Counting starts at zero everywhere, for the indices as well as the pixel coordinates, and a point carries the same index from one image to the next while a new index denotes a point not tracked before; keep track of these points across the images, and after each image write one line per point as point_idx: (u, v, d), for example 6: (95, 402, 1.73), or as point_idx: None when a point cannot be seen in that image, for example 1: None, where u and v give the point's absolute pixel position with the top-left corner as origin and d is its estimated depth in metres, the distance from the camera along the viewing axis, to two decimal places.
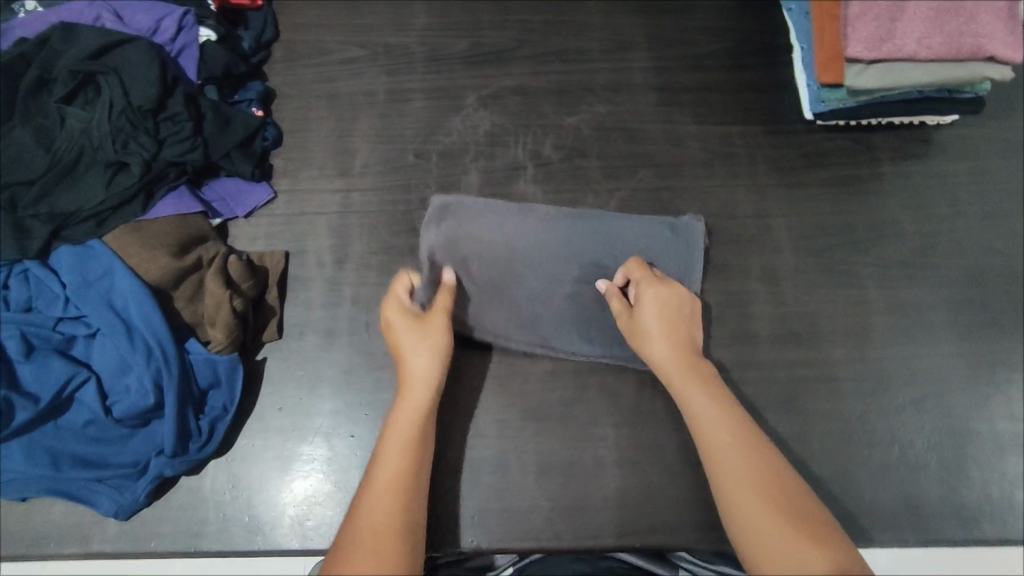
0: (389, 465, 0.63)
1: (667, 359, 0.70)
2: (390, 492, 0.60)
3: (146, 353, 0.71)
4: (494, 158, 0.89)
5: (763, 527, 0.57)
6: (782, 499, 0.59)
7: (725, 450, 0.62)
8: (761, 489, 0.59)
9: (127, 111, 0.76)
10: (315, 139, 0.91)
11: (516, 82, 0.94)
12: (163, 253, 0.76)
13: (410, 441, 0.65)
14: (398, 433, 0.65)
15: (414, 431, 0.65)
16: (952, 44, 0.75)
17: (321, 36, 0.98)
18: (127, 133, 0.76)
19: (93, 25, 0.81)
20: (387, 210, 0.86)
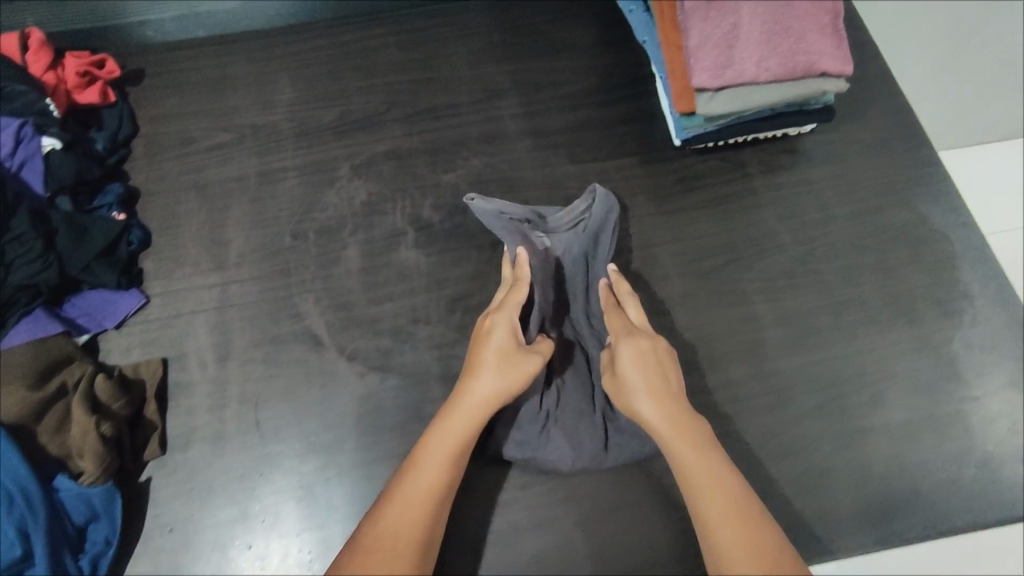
0: (433, 472, 0.62)
1: (654, 417, 0.65)
2: (420, 516, 0.60)
3: (7, 501, 0.65)
4: (374, 227, 0.87)
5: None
6: (766, 549, 0.56)
7: (711, 522, 0.58)
8: (740, 549, 0.56)
9: None
10: (185, 233, 0.87)
11: (389, 147, 0.93)
12: (19, 386, 0.71)
13: (460, 452, 0.64)
14: (450, 435, 0.64)
15: (465, 443, 0.65)
16: (787, 63, 0.78)
17: (183, 124, 0.95)
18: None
19: None
20: (267, 298, 0.83)
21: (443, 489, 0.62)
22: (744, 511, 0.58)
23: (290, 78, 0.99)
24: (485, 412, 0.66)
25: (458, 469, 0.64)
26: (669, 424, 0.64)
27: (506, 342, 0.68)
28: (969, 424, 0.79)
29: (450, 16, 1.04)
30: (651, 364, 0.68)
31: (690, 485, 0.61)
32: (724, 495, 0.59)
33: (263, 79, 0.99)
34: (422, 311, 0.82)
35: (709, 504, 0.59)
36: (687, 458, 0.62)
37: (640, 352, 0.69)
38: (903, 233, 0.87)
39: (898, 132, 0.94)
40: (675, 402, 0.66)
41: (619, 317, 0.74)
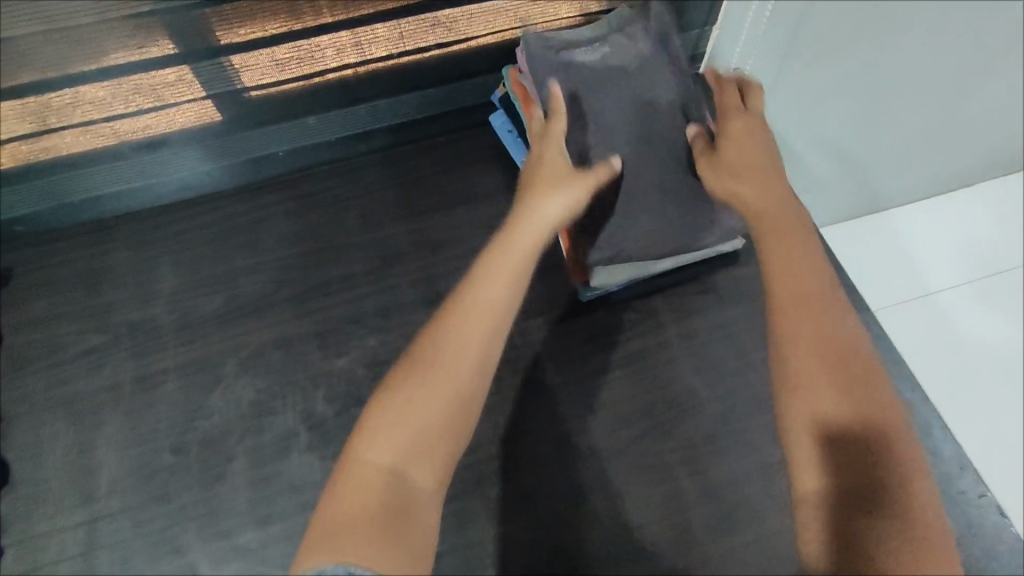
0: (476, 334, 0.59)
1: (749, 197, 0.68)
2: (478, 344, 0.58)
3: None
4: (261, 432, 0.79)
5: (798, 331, 0.59)
6: (827, 328, 0.59)
7: (789, 293, 0.61)
8: (817, 333, 0.59)
9: None
10: (49, 461, 0.78)
11: (278, 334, 0.87)
12: None
13: (514, 279, 0.62)
14: (498, 286, 0.61)
15: (517, 276, 0.63)
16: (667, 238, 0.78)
17: (52, 328, 0.88)
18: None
19: None
20: (142, 533, 0.74)
21: (501, 307, 0.60)
22: (833, 316, 0.60)
23: (172, 262, 0.93)
24: (531, 250, 0.65)
25: (515, 302, 0.62)
26: (762, 214, 0.67)
27: (558, 186, 0.69)
28: None
29: (341, 178, 1.00)
30: (745, 163, 0.71)
31: (797, 276, 0.62)
32: (802, 303, 0.60)
33: (143, 266, 0.93)
34: None
35: (785, 284, 0.61)
36: (800, 252, 0.64)
37: (737, 142, 0.72)
38: None
39: None
40: (773, 194, 0.68)
41: (737, 117, 0.74)
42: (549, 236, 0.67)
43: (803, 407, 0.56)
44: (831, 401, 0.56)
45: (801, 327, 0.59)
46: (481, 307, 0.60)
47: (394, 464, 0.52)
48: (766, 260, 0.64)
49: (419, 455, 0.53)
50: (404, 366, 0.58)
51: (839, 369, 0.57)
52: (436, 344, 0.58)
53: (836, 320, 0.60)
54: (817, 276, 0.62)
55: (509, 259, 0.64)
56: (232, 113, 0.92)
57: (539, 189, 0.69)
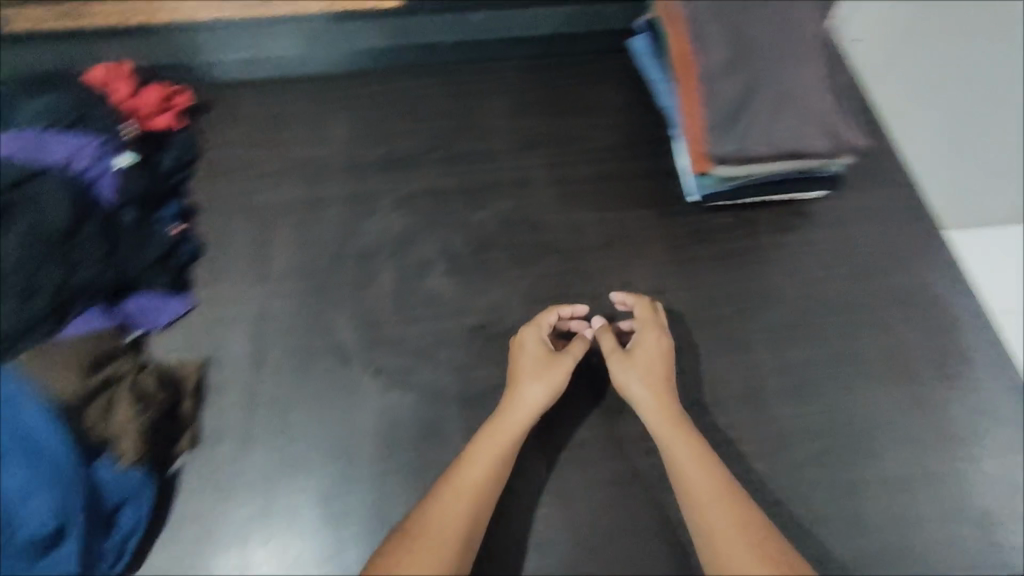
0: (469, 480, 0.72)
1: (650, 415, 0.78)
2: (456, 521, 0.68)
3: (52, 476, 0.71)
4: (406, 256, 0.95)
5: (736, 549, 0.66)
6: (766, 550, 0.66)
7: (704, 504, 0.70)
8: (752, 548, 0.66)
9: (37, 238, 0.80)
10: (235, 248, 0.96)
11: (426, 185, 1.02)
12: (72, 374, 0.77)
13: (494, 466, 0.73)
14: (479, 466, 0.73)
15: (496, 461, 0.73)
16: (790, 146, 0.86)
17: (241, 151, 1.05)
18: (45, 262, 0.80)
19: (6, 159, 0.85)
20: (305, 312, 0.89)
21: (473, 489, 0.71)
22: (751, 523, 0.68)
23: (340, 118, 1.09)
24: (513, 433, 0.76)
25: (495, 482, 0.73)
26: (673, 442, 0.75)
27: (534, 373, 0.80)
28: (965, 481, 0.82)
29: (488, 74, 1.14)
30: (663, 370, 0.81)
31: (690, 487, 0.72)
32: (714, 499, 0.70)
33: (319, 116, 1.09)
34: (446, 333, 0.88)
35: (697, 479, 0.72)
36: (690, 467, 0.73)
37: (643, 351, 0.82)
38: (903, 297, 0.93)
39: (901, 204, 1.00)
40: (660, 417, 0.77)
41: (653, 332, 0.84)
42: (531, 418, 0.77)
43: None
44: None
45: (725, 542, 0.67)
46: (466, 468, 0.72)
47: None
48: (680, 491, 0.73)
49: None
50: (398, 531, 0.68)
51: (776, 566, 0.64)
52: (422, 512, 0.69)
53: (732, 536, 0.67)
54: (701, 478, 0.72)
55: (490, 437, 0.75)
56: (414, 2, 1.13)
57: (516, 388, 0.79)
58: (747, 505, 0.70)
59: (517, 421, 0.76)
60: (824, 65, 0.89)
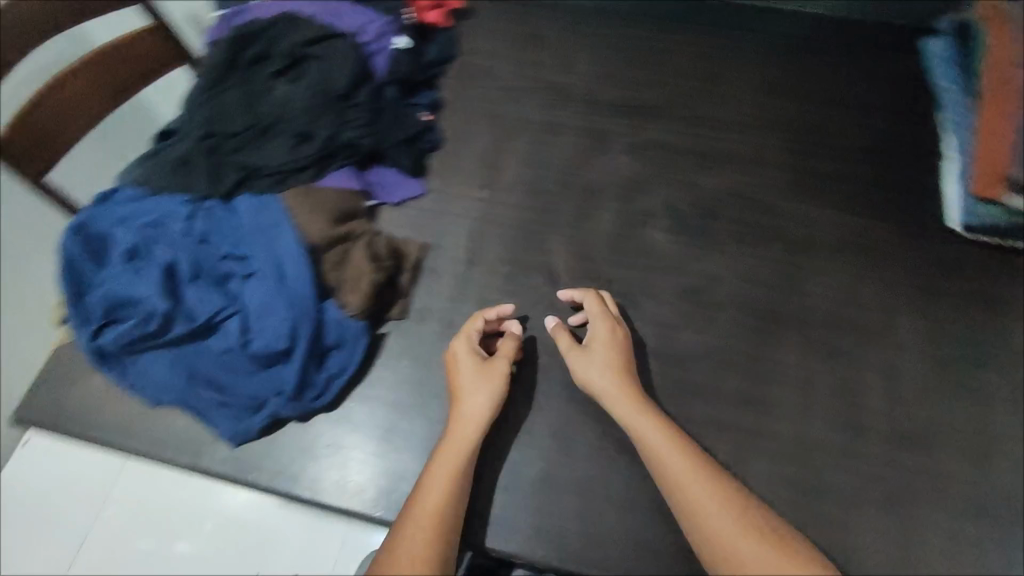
0: (430, 509, 0.69)
1: (639, 425, 0.73)
2: (425, 548, 0.66)
3: (291, 302, 0.79)
4: (631, 202, 0.93)
5: (724, 530, 0.65)
6: (750, 524, 0.65)
7: (678, 474, 0.69)
8: (736, 522, 0.65)
9: (322, 92, 0.88)
10: (470, 150, 0.98)
11: (663, 138, 0.99)
12: (324, 220, 0.83)
13: (458, 485, 0.71)
14: (440, 485, 0.70)
15: (457, 478, 0.71)
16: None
17: (493, 61, 1.07)
18: (321, 114, 0.88)
19: (311, 17, 0.94)
20: (523, 226, 0.91)
21: (441, 511, 0.69)
22: (723, 491, 0.68)
23: (591, 53, 1.08)
24: (463, 455, 0.72)
25: (461, 486, 0.71)
26: (653, 441, 0.71)
27: (473, 386, 0.76)
28: None
29: (750, 42, 1.07)
30: (625, 361, 0.78)
31: (669, 477, 0.69)
32: (690, 482, 0.68)
33: (571, 46, 1.09)
34: (653, 286, 0.87)
35: (674, 463, 0.69)
36: (667, 457, 0.70)
37: (611, 344, 0.78)
38: None
39: None
40: (638, 414, 0.73)
41: (612, 327, 0.79)
42: (482, 427, 0.74)
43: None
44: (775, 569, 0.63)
45: (736, 556, 0.64)
46: (425, 498, 0.70)
47: None
48: (663, 486, 0.70)
49: None
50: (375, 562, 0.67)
51: (763, 539, 0.65)
52: (393, 546, 0.67)
53: (744, 553, 0.64)
54: (693, 484, 0.68)
55: (442, 462, 0.72)
56: None
57: (459, 401, 0.76)
58: (718, 476, 0.69)
59: (461, 445, 0.73)
60: None
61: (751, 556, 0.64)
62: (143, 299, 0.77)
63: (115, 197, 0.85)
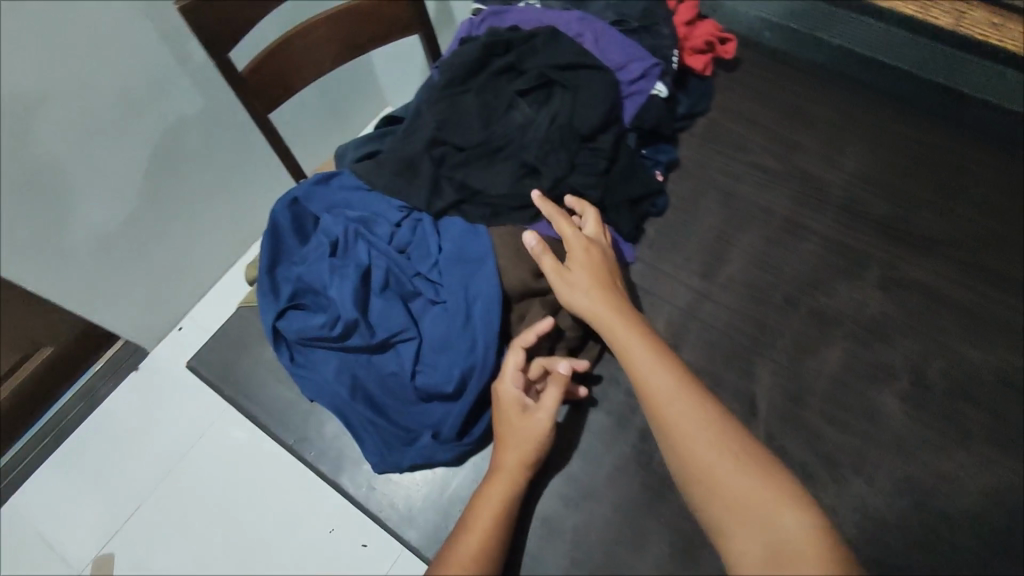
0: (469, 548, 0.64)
1: (620, 340, 0.71)
2: None
3: (471, 346, 0.74)
4: (867, 346, 0.78)
5: (721, 468, 0.61)
6: (743, 462, 0.61)
7: (667, 406, 0.65)
8: (725, 455, 0.62)
9: (564, 127, 0.80)
10: (693, 226, 0.87)
11: (928, 280, 0.82)
12: (527, 268, 0.77)
13: (498, 531, 0.65)
14: (480, 533, 0.65)
15: (497, 527, 0.65)
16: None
17: (745, 129, 0.95)
18: (560, 151, 0.80)
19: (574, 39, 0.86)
20: (730, 335, 0.80)
21: (476, 560, 0.63)
22: (716, 420, 0.64)
23: (863, 151, 0.92)
24: (509, 494, 0.67)
25: (504, 525, 0.66)
26: (635, 361, 0.69)
27: (516, 428, 0.69)
28: None
29: None
30: (603, 273, 0.75)
31: (657, 403, 0.66)
32: (686, 414, 0.64)
33: (843, 136, 0.93)
34: (868, 463, 0.72)
35: (659, 386, 0.67)
36: (653, 380, 0.67)
37: (592, 262, 0.75)
38: None
39: None
40: (626, 338, 0.71)
41: (593, 251, 0.75)
42: (527, 465, 0.69)
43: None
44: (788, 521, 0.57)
45: (734, 492, 0.60)
46: (465, 537, 0.64)
47: None
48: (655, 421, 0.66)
49: None
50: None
51: (760, 475, 0.60)
52: None
53: (747, 489, 0.59)
54: (682, 413, 0.65)
55: (484, 500, 0.67)
56: None
57: (504, 445, 0.70)
58: (703, 398, 0.65)
59: (505, 484, 0.68)
60: None
61: (752, 494, 0.59)
62: (333, 296, 0.75)
63: (337, 179, 0.83)
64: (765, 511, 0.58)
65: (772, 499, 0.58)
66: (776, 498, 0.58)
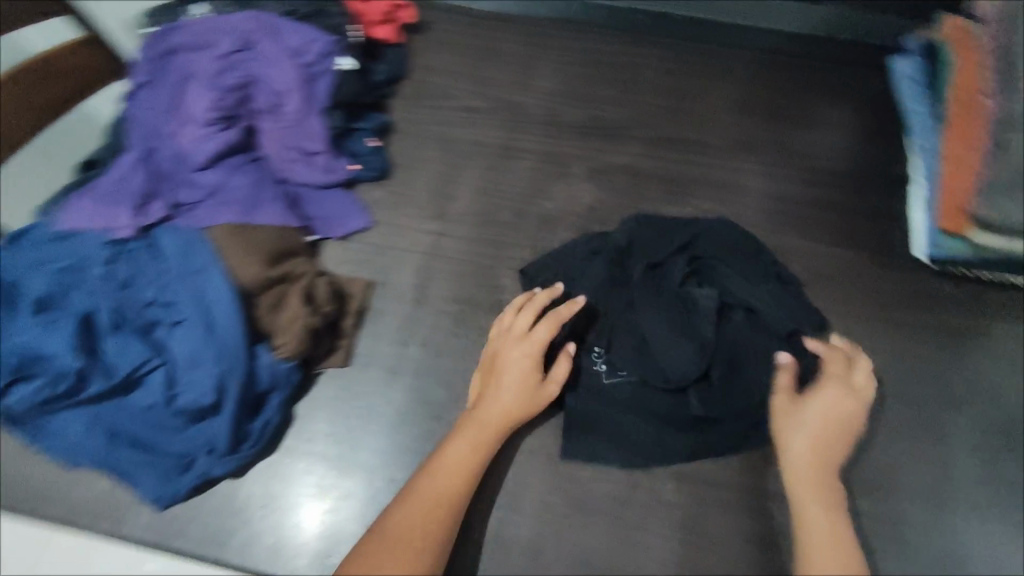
0: (430, 489, 0.67)
1: (795, 454, 0.69)
2: (426, 520, 0.65)
3: (218, 352, 0.73)
4: (589, 233, 0.88)
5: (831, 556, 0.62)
6: (846, 546, 0.63)
7: (814, 513, 0.66)
8: (844, 547, 0.63)
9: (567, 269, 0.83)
10: (419, 179, 0.93)
11: (627, 162, 0.93)
12: (257, 261, 0.78)
13: (468, 468, 0.69)
14: (451, 475, 0.68)
15: (468, 471, 0.69)
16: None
17: (445, 79, 1.01)
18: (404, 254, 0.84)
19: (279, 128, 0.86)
20: (473, 263, 0.87)
21: (446, 496, 0.67)
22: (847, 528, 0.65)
23: (551, 69, 1.01)
24: (491, 432, 0.70)
25: (477, 469, 0.69)
26: (797, 474, 0.68)
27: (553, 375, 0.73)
28: None
29: (720, 58, 1.00)
30: (841, 420, 0.70)
31: (805, 512, 0.66)
32: (834, 519, 0.65)
33: (530, 60, 1.02)
34: None
35: (809, 500, 0.66)
36: (813, 497, 0.67)
37: (839, 404, 0.71)
38: None
39: None
40: (827, 480, 0.68)
41: (847, 393, 0.71)
42: (530, 406, 0.72)
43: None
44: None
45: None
46: (430, 478, 0.68)
47: None
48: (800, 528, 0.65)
49: None
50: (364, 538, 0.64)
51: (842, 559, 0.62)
52: (385, 519, 0.65)
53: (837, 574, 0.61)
54: (842, 534, 0.64)
55: (456, 447, 0.70)
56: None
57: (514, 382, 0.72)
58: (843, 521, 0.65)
59: (495, 421, 0.71)
60: None
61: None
62: (52, 355, 0.71)
63: (29, 235, 0.78)
64: None
65: None
66: None
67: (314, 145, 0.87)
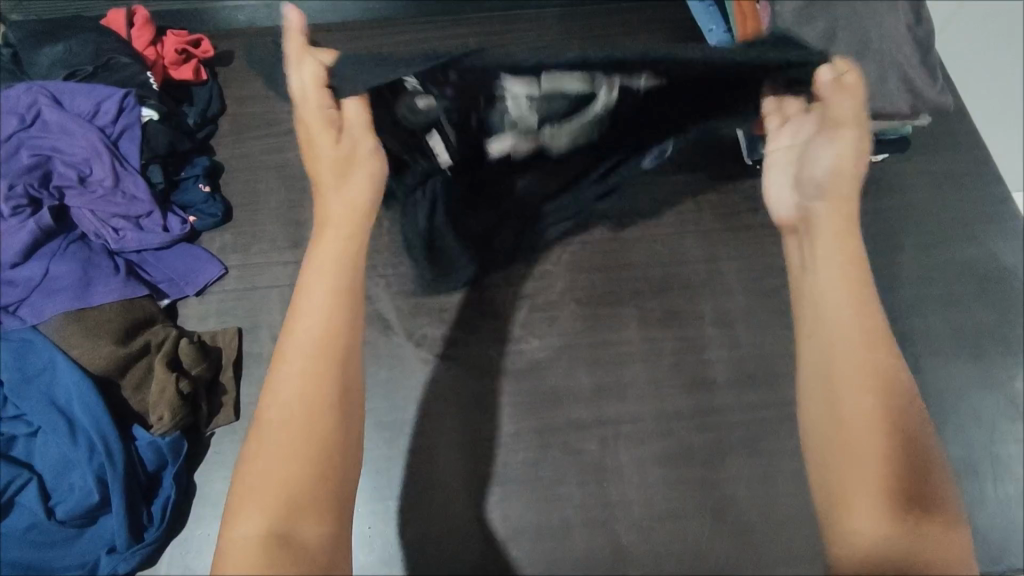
0: (320, 321, 0.56)
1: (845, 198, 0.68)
2: (318, 361, 0.55)
3: (89, 448, 0.70)
4: None
5: (851, 345, 0.61)
6: (872, 343, 0.60)
7: (837, 297, 0.63)
8: (857, 329, 0.61)
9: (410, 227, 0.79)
10: (265, 211, 0.90)
11: None
12: (107, 342, 0.74)
13: (342, 285, 0.59)
14: (318, 323, 0.56)
15: (337, 294, 0.58)
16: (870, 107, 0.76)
17: (265, 104, 0.98)
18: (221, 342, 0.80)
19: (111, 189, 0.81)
20: None
21: (330, 331, 0.56)
22: (876, 329, 0.61)
23: None
24: (351, 246, 0.61)
25: (348, 290, 0.59)
26: (844, 262, 0.65)
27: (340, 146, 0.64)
28: None
29: (528, 22, 1.03)
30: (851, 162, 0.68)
31: (834, 321, 0.62)
32: (855, 317, 0.62)
33: None
34: (488, 303, 0.84)
35: (836, 302, 0.63)
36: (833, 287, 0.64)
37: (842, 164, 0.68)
38: (970, 270, 0.88)
39: (969, 172, 0.93)
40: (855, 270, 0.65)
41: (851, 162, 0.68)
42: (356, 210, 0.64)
43: (839, 352, 0.61)
44: (868, 365, 0.59)
45: (848, 376, 0.59)
46: (302, 317, 0.56)
47: (270, 536, 0.48)
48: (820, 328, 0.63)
49: (300, 503, 0.50)
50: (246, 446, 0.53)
51: (877, 352, 0.60)
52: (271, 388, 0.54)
53: (860, 378, 0.59)
54: (854, 327, 0.61)
55: (320, 275, 0.59)
56: None
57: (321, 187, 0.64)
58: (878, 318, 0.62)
59: (345, 233, 0.62)
60: (909, 14, 0.78)
61: (879, 380, 0.58)
62: None
63: None
64: (892, 392, 0.58)
65: (886, 387, 0.58)
66: (887, 385, 0.58)
67: (138, 207, 0.83)
